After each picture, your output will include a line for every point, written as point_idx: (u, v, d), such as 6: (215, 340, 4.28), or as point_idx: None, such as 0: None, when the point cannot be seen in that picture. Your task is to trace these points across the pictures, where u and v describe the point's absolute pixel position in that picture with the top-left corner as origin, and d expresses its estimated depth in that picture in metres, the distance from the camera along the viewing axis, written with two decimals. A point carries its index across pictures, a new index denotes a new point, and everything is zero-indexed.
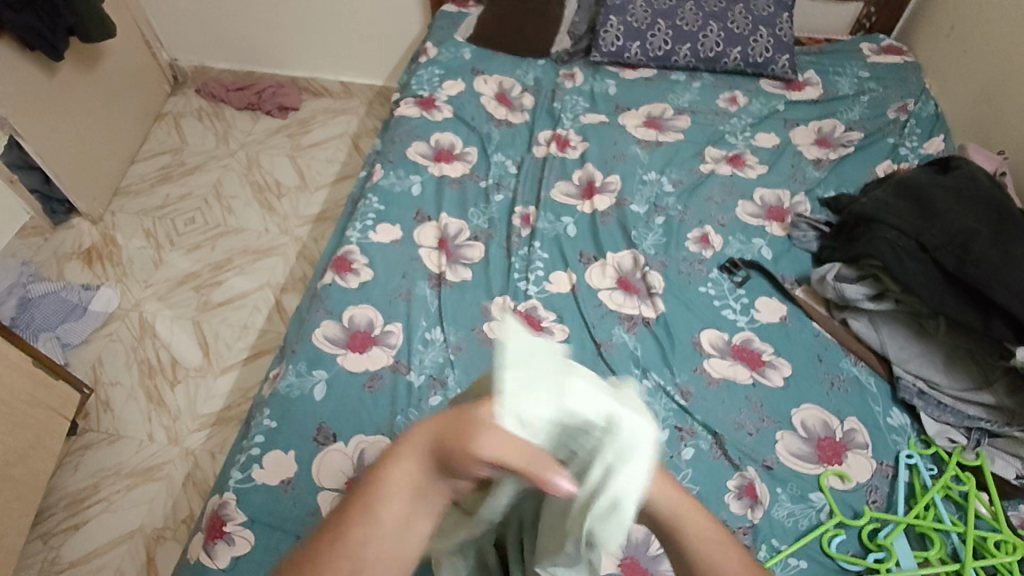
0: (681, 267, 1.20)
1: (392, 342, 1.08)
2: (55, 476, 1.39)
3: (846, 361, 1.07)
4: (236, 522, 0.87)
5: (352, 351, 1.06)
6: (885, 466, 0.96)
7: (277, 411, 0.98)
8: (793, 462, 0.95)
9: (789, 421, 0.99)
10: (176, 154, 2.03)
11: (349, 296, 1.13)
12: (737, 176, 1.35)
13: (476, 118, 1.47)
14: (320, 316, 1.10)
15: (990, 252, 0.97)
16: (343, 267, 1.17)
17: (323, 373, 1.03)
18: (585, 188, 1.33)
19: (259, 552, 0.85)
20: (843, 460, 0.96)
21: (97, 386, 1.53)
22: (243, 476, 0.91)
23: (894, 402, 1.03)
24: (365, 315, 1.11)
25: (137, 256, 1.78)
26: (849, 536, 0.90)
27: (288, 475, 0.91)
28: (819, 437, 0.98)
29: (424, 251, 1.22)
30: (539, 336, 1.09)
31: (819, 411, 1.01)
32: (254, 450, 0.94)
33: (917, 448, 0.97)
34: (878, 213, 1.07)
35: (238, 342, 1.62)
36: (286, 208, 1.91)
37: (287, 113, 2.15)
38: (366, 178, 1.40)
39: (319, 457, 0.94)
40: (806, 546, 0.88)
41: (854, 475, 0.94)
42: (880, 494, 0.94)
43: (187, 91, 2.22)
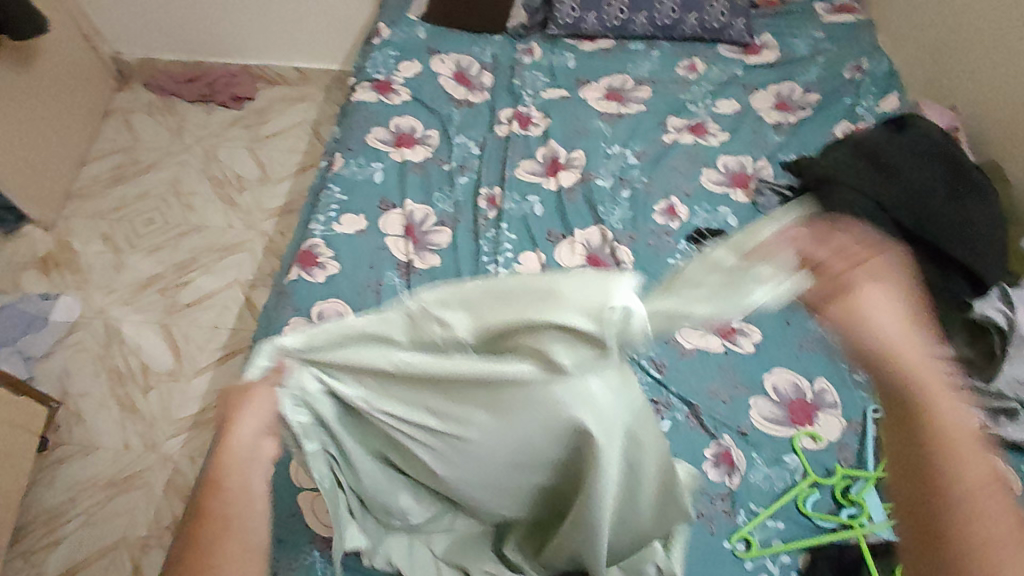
0: (649, 240, 1.20)
1: None
2: (29, 493, 1.36)
3: (813, 324, 1.09)
4: None
5: None
6: (854, 423, 0.98)
7: None
8: (770, 427, 0.97)
9: (761, 387, 1.01)
10: (128, 152, 1.96)
11: (316, 290, 1.11)
12: (700, 145, 1.35)
13: (436, 100, 1.44)
14: (288, 314, 1.08)
15: (946, 211, 1.01)
16: (308, 262, 1.15)
17: None
18: (549, 165, 1.32)
19: None
20: (814, 420, 0.98)
21: (66, 398, 1.49)
22: None
23: None
24: (334, 310, 1.09)
25: (96, 261, 1.72)
26: (823, 495, 0.92)
27: None
28: (790, 400, 1.00)
29: (391, 240, 1.20)
30: None
31: (789, 374, 1.03)
32: None
33: None
34: (837, 175, 1.08)
35: (210, 343, 1.59)
36: (248, 203, 1.86)
37: (242, 103, 2.08)
38: (326, 168, 1.37)
39: None
40: (782, 507, 0.90)
41: (825, 435, 0.97)
42: (850, 451, 0.96)
43: (135, 86, 2.13)
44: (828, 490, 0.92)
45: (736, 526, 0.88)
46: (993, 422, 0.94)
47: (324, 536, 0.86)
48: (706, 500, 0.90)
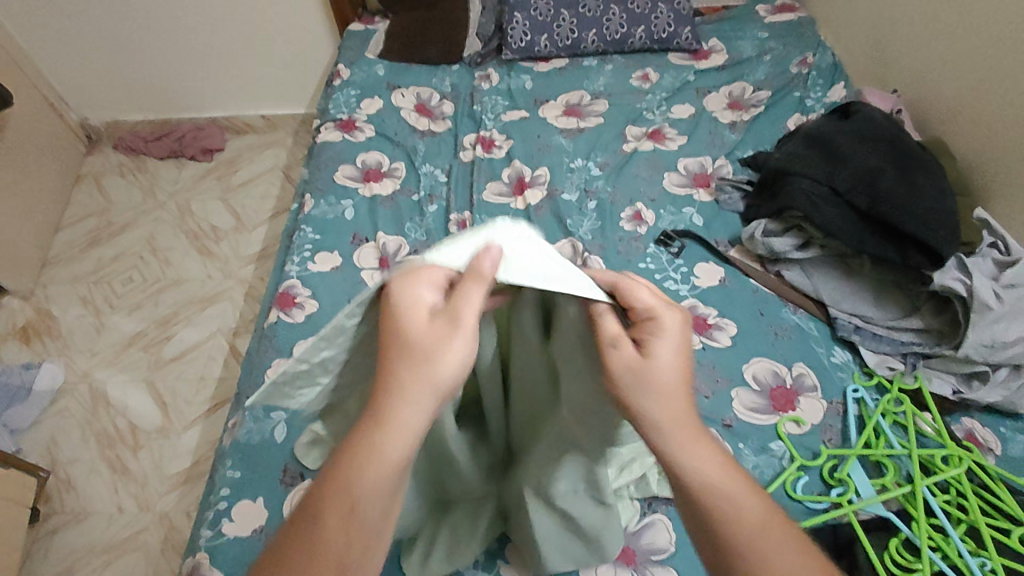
0: (619, 247, 1.22)
1: None
2: (25, 566, 1.34)
3: (786, 311, 1.11)
4: None
5: None
6: (835, 404, 1.00)
7: (238, 460, 0.97)
8: (752, 416, 0.99)
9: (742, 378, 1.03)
10: (102, 215, 1.97)
11: (298, 328, 1.14)
12: (659, 150, 1.39)
13: (400, 133, 1.48)
14: (270, 356, 1.10)
15: (897, 186, 1.03)
16: (287, 303, 1.18)
17: (282, 412, 1.02)
18: (516, 184, 1.35)
19: None
20: (796, 405, 1.00)
21: (54, 467, 1.47)
22: (213, 532, 0.90)
23: (835, 341, 1.07)
24: None
25: (77, 325, 1.72)
26: (813, 477, 0.93)
27: (260, 521, 0.91)
28: (771, 388, 1.02)
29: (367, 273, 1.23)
30: (711, 335, 1.08)
31: (767, 363, 1.05)
32: (221, 504, 0.93)
33: (861, 382, 1.01)
34: (792, 165, 1.12)
35: (197, 396, 1.58)
36: (225, 252, 1.87)
37: (212, 155, 2.11)
38: (297, 210, 1.39)
39: (289, 498, 0.93)
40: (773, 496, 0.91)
41: (808, 418, 0.98)
42: (835, 432, 0.98)
43: (104, 149, 2.15)
44: (816, 473, 0.93)
45: None
46: (965, 387, 0.98)
47: None
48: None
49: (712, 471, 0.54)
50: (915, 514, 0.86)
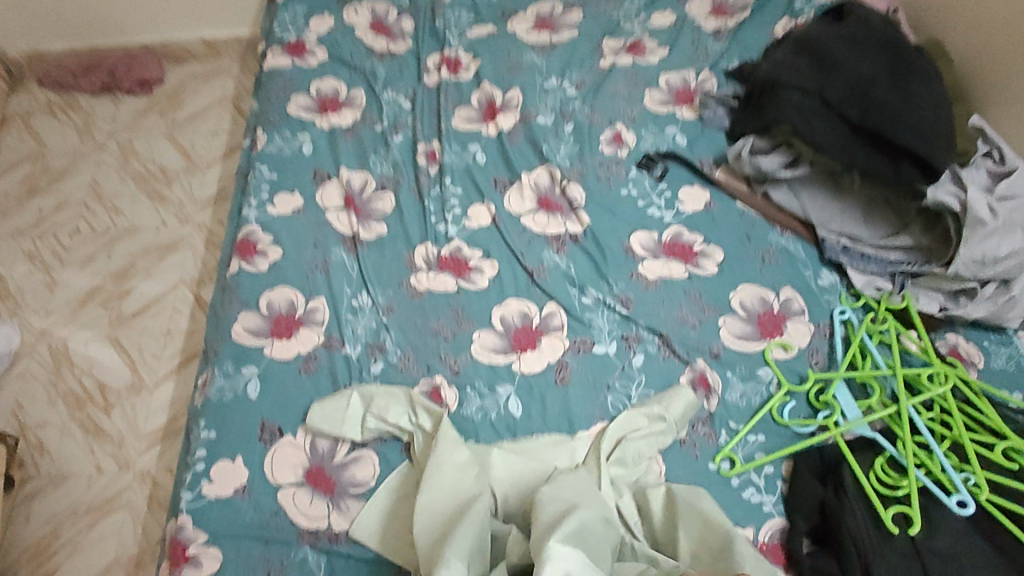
0: (599, 173, 1.15)
1: (318, 319, 1.02)
2: (7, 531, 1.32)
3: (773, 234, 1.07)
4: (199, 542, 0.84)
5: (277, 338, 1.00)
6: (823, 327, 0.98)
7: (213, 420, 0.93)
8: (742, 343, 0.97)
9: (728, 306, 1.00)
10: (36, 160, 1.81)
11: (263, 278, 1.06)
12: (639, 65, 1.29)
13: (356, 56, 1.35)
14: (235, 309, 1.03)
15: (891, 96, 0.97)
16: (247, 252, 1.10)
17: (253, 368, 0.97)
18: (487, 109, 1.25)
19: (231, 565, 0.83)
20: (783, 330, 0.98)
21: (24, 431, 1.42)
22: (193, 495, 0.87)
23: (823, 264, 1.04)
24: (284, 297, 1.04)
25: (27, 283, 1.61)
26: (800, 401, 0.93)
27: (241, 481, 0.88)
28: (758, 314, 1.00)
29: (332, 213, 1.14)
30: (697, 263, 1.04)
31: (754, 289, 1.02)
32: (198, 466, 0.89)
33: (848, 304, 1.00)
34: (781, 76, 1.04)
35: (166, 350, 1.52)
36: (178, 195, 1.75)
37: (151, 88, 1.92)
38: (250, 148, 1.28)
39: (269, 455, 0.90)
40: (760, 423, 0.91)
41: (796, 343, 0.97)
42: (821, 355, 0.97)
43: (29, 85, 1.94)
44: (802, 398, 0.93)
45: (719, 446, 0.89)
46: (952, 304, 0.96)
47: (310, 528, 0.85)
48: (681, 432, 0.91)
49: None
50: (901, 433, 0.87)
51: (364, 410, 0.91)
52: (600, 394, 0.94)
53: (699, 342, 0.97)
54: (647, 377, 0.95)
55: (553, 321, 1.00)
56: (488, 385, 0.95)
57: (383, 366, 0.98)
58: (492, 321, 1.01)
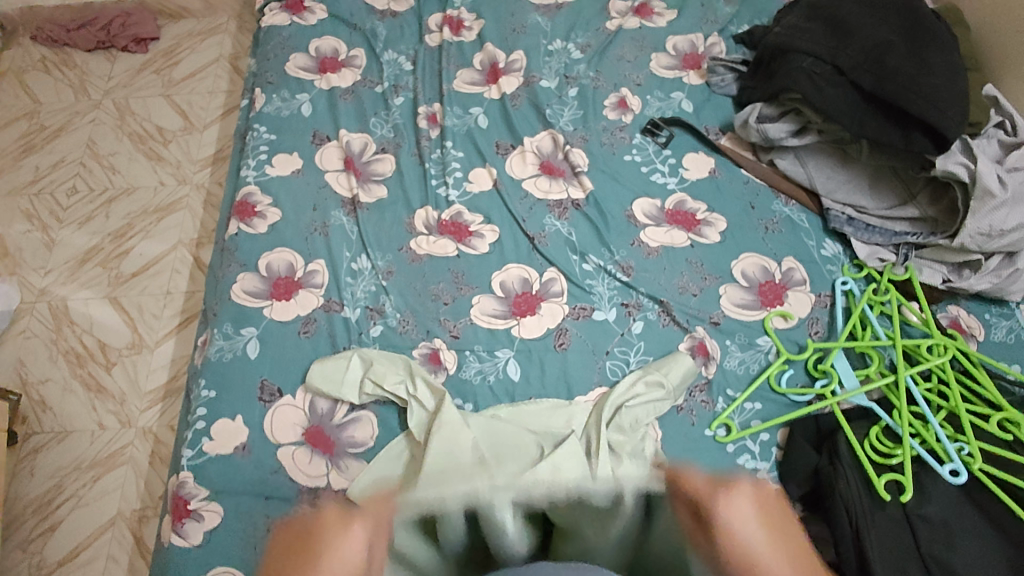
0: (603, 138, 1.14)
1: (317, 281, 1.02)
2: (12, 485, 1.34)
3: (777, 203, 1.06)
4: (200, 497, 0.85)
5: (276, 300, 1.00)
6: (823, 297, 0.98)
7: (213, 379, 0.93)
8: (742, 312, 0.97)
9: (729, 276, 1.00)
10: (31, 118, 1.78)
11: (262, 239, 1.06)
12: (646, 28, 1.26)
13: (356, 14, 1.31)
14: (235, 270, 1.03)
15: (905, 64, 0.94)
16: (246, 213, 1.08)
17: (253, 329, 0.97)
18: (490, 72, 1.23)
19: (232, 521, 0.84)
20: (784, 300, 0.98)
21: (26, 388, 1.43)
22: (194, 452, 0.88)
23: (826, 234, 1.04)
24: (283, 259, 1.04)
25: (25, 242, 1.60)
26: (799, 371, 0.93)
27: (242, 440, 0.88)
28: (759, 283, 0.99)
29: (332, 175, 1.13)
30: (700, 232, 1.04)
31: (756, 259, 1.02)
32: (199, 423, 0.90)
33: (851, 274, 0.99)
34: (793, 41, 1.02)
35: (166, 311, 1.52)
36: (176, 156, 1.72)
37: (146, 46, 1.88)
38: (248, 108, 1.25)
39: (269, 415, 0.90)
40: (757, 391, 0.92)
41: (796, 313, 0.97)
42: (821, 324, 0.96)
43: (22, 41, 1.90)
44: (801, 367, 0.93)
45: (716, 413, 0.90)
46: (955, 276, 0.96)
47: (309, 486, 0.86)
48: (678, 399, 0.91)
49: (759, 535, 0.60)
50: (897, 402, 0.87)
51: (364, 374, 0.92)
52: (597, 360, 0.95)
53: (699, 311, 0.97)
54: (647, 345, 0.95)
55: (553, 287, 1.00)
56: (487, 350, 0.95)
57: (382, 329, 0.98)
58: (492, 286, 1.00)
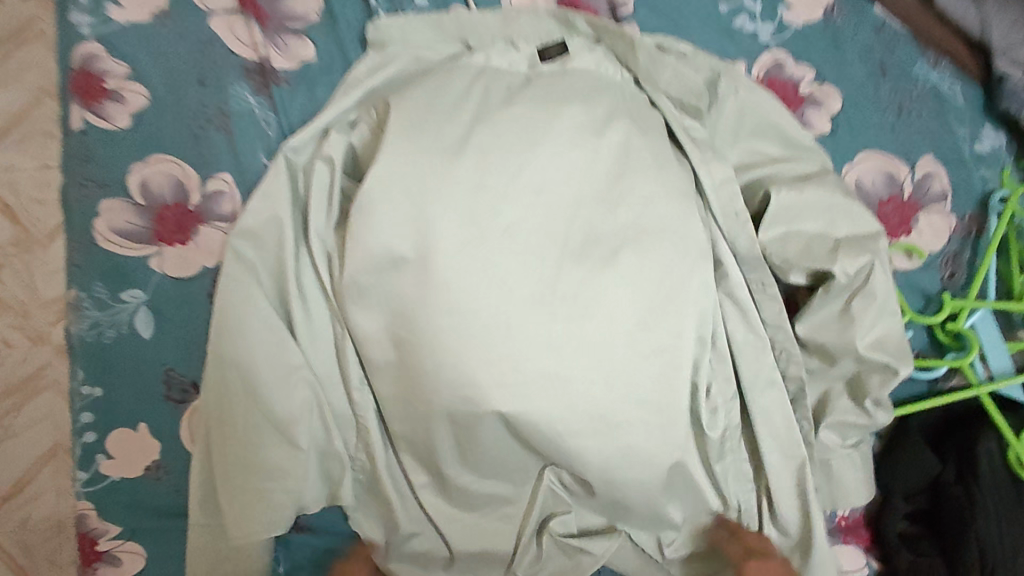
0: None
1: (224, 210, 0.69)
2: None
3: (922, 64, 0.71)
4: (114, 535, 0.65)
5: (165, 245, 0.67)
6: (968, 221, 0.69)
7: (94, 370, 0.66)
8: (774, 237, 0.65)
9: (760, 174, 0.67)
10: None
11: (128, 139, 0.69)
12: None
13: None
14: (93, 195, 0.68)
15: None
16: (91, 92, 0.68)
17: (138, 293, 0.67)
18: None
19: (164, 558, 0.66)
20: (912, 226, 0.69)
21: None
22: (90, 476, 0.65)
23: (986, 118, 0.71)
24: (165, 174, 0.68)
25: None
26: (893, 371, 0.61)
27: (153, 457, 0.66)
28: (879, 201, 0.69)
29: (222, 20, 0.71)
30: (803, 117, 0.69)
31: (880, 162, 0.69)
32: (87, 436, 0.65)
33: (1012, 184, 0.70)
34: None
35: None
36: None
37: None
38: None
39: (186, 418, 0.66)
40: (830, 412, 0.64)
41: (926, 246, 0.69)
42: (958, 265, 0.69)
43: None
44: (892, 366, 0.61)
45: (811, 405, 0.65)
46: None
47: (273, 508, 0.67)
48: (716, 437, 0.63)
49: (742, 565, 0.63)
50: None
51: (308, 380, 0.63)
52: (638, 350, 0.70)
53: (754, 220, 0.68)
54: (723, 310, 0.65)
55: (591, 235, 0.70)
56: None
57: (317, 291, 0.66)
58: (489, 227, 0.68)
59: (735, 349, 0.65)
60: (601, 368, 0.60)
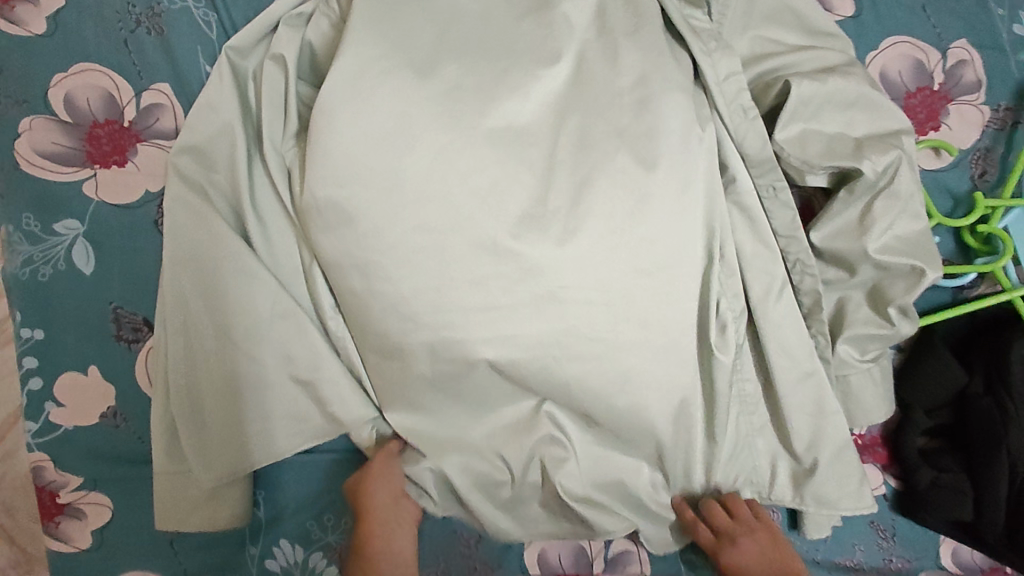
0: None
1: (165, 126, 0.60)
2: None
3: None
4: (71, 488, 0.59)
5: (101, 168, 0.59)
6: (1003, 113, 0.62)
7: (34, 311, 0.59)
8: (791, 138, 0.57)
9: (775, 65, 0.58)
10: None
11: (47, 43, 0.59)
12: None
13: None
14: (12, 113, 0.59)
15: None
16: None
17: (75, 222, 0.59)
18: None
19: (126, 514, 0.60)
20: (942, 120, 0.62)
21: None
22: (40, 426, 0.59)
23: None
24: (94, 85, 0.59)
25: None
26: (918, 275, 0.56)
27: (107, 403, 0.59)
28: (907, 93, 0.61)
29: None
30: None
31: (907, 48, 0.62)
32: (33, 383, 0.59)
33: None
34: None
35: None
36: None
37: None
38: None
39: (141, 359, 0.59)
40: (847, 325, 0.58)
41: (956, 143, 0.62)
42: (992, 162, 0.62)
43: None
44: (918, 269, 0.56)
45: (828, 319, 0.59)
46: None
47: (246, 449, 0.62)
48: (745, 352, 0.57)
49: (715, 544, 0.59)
50: None
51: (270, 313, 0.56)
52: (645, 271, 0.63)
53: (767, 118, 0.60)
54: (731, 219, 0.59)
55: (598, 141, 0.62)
56: None
57: (278, 213, 0.58)
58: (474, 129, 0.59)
59: (745, 262, 0.58)
60: (602, 291, 0.53)
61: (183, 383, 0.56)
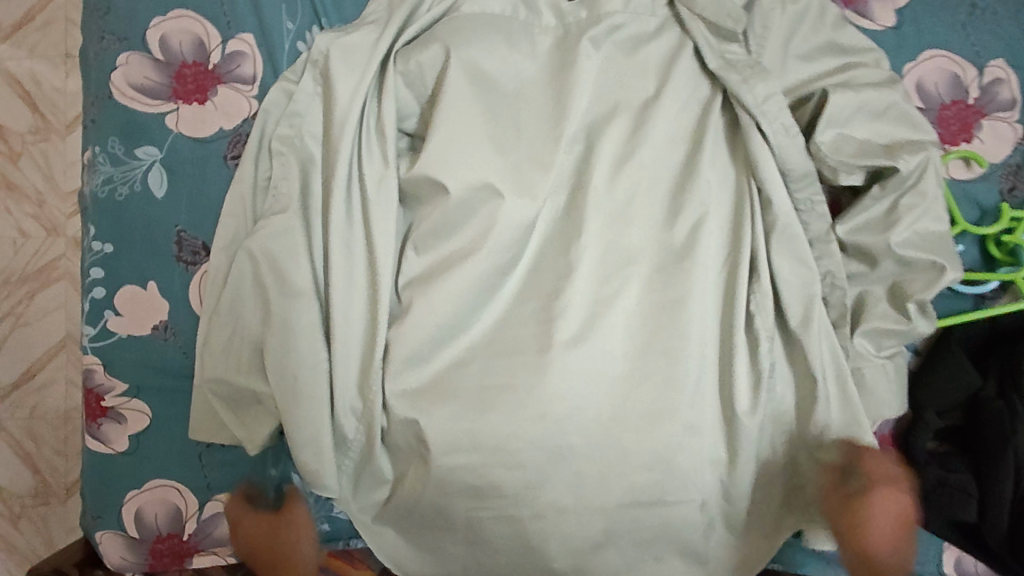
0: None
1: (245, 73, 0.66)
2: None
3: None
4: (117, 393, 0.64)
5: (183, 104, 0.65)
6: None
7: (106, 225, 0.64)
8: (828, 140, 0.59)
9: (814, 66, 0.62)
10: None
11: None
12: None
13: None
14: (112, 48, 0.65)
15: None
16: None
17: (153, 150, 0.65)
18: None
19: (165, 421, 0.64)
20: (974, 134, 0.64)
21: None
22: (97, 331, 0.64)
23: None
24: (186, 30, 0.65)
25: None
26: (939, 271, 0.59)
27: (160, 318, 0.64)
28: (941, 105, 0.64)
29: None
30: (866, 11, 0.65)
31: (946, 63, 0.64)
32: (96, 291, 0.64)
33: None
34: None
35: None
36: None
37: None
38: None
39: (195, 281, 0.64)
40: (865, 318, 0.60)
41: (987, 156, 0.64)
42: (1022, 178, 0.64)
43: None
44: (941, 265, 0.58)
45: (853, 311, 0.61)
46: None
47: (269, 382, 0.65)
48: (762, 342, 0.58)
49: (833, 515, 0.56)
50: None
51: (313, 247, 0.59)
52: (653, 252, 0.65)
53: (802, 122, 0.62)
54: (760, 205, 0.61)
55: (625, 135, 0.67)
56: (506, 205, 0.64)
57: None
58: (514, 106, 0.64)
59: None
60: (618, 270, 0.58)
61: (229, 305, 0.59)
